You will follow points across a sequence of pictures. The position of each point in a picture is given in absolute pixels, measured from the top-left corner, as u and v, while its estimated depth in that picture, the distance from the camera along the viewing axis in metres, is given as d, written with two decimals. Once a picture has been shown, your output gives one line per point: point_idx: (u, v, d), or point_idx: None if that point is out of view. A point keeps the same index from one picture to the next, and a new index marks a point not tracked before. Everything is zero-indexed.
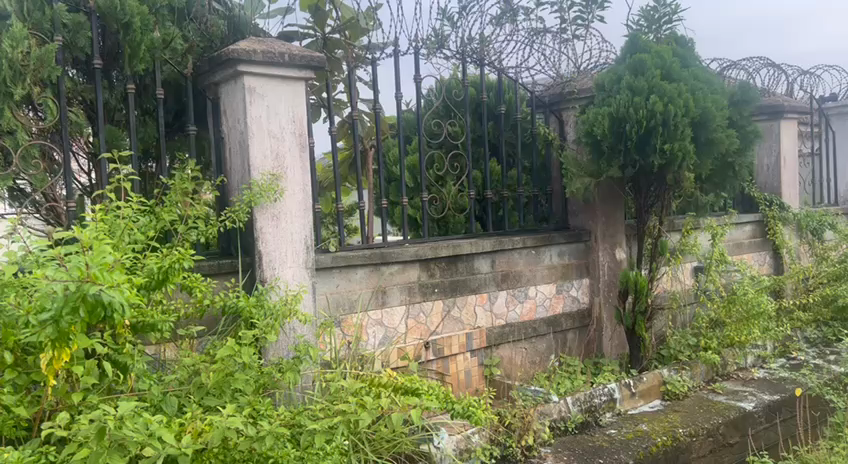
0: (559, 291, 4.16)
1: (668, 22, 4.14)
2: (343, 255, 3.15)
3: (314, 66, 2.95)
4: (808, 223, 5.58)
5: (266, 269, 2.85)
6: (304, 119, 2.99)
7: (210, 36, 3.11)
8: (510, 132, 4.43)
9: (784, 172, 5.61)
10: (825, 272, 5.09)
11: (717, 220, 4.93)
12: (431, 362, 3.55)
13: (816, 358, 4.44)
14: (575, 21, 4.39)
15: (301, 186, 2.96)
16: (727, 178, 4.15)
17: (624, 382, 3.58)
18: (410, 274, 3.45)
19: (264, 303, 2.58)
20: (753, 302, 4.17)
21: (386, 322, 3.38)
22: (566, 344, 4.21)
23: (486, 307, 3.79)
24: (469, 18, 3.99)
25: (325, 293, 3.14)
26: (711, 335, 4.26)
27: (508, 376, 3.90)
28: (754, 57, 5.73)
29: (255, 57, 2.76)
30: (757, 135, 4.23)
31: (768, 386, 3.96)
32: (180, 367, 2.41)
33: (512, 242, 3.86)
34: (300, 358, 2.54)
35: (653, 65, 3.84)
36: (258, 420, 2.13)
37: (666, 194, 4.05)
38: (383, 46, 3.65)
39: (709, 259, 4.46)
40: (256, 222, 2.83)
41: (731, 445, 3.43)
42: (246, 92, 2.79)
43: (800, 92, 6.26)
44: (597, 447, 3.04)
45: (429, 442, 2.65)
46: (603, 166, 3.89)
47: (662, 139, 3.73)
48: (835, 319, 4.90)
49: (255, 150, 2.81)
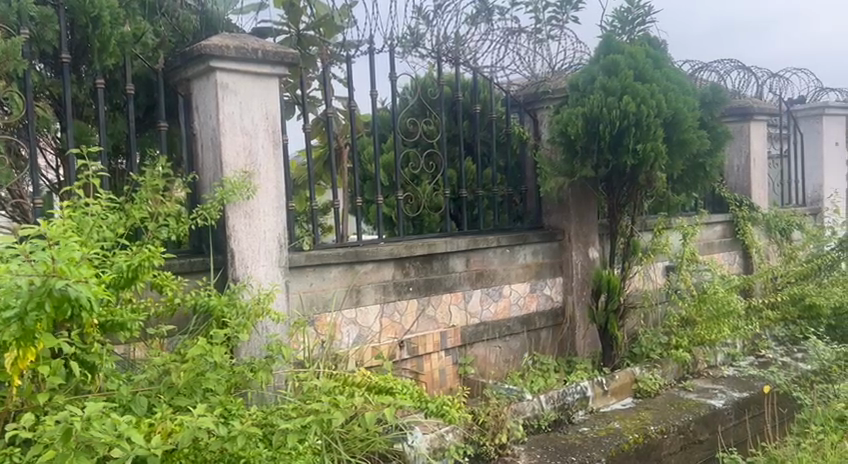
0: (533, 290, 4.18)
1: (641, 23, 4.19)
2: (317, 254, 3.13)
3: (287, 63, 2.92)
4: (776, 224, 5.67)
5: (239, 267, 2.82)
6: (278, 117, 2.96)
7: (182, 32, 3.09)
8: (484, 132, 4.44)
9: (753, 172, 5.70)
10: (793, 272, 5.18)
11: (688, 219, 4.99)
12: (405, 361, 3.54)
13: (783, 356, 4.53)
14: (549, 21, 4.42)
15: (274, 183, 2.94)
16: (699, 179, 4.20)
17: (596, 380, 3.61)
18: (385, 272, 3.44)
19: (235, 302, 2.56)
20: (723, 301, 4.26)
21: (360, 321, 3.36)
22: (540, 343, 4.23)
23: (461, 306, 3.79)
24: (445, 17, 3.99)
25: (298, 292, 3.11)
26: (681, 334, 4.31)
27: (482, 375, 3.91)
28: (725, 59, 5.81)
29: (228, 53, 2.73)
30: (728, 136, 4.29)
31: (737, 383, 4.01)
32: (150, 366, 2.38)
33: (486, 241, 3.86)
34: (273, 357, 2.52)
35: (626, 66, 3.88)
36: (229, 420, 2.11)
37: (638, 195, 4.09)
38: (358, 44, 3.63)
39: (680, 259, 4.52)
40: (228, 221, 2.80)
41: (700, 442, 3.48)
42: (219, 88, 2.75)
43: (769, 95, 6.36)
44: (570, 445, 3.06)
45: (402, 441, 2.63)
46: (577, 166, 3.91)
47: (634, 139, 3.77)
48: (802, 317, 4.92)
49: (227, 147, 2.78)
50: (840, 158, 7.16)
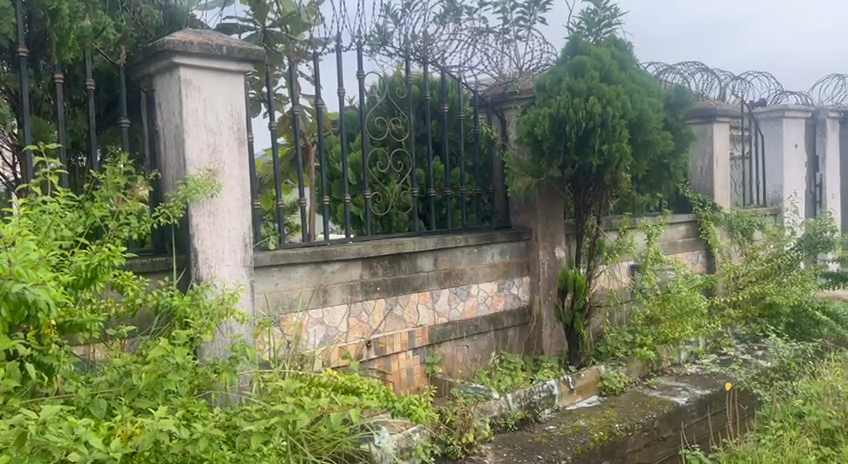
0: (500, 289, 4.19)
1: (608, 26, 4.22)
2: (283, 253, 3.10)
3: (253, 60, 2.88)
4: (739, 224, 5.75)
5: (203, 267, 2.78)
6: (243, 114, 2.92)
7: (144, 27, 3.04)
8: (453, 132, 4.44)
9: (716, 173, 5.81)
10: (754, 271, 5.28)
11: (652, 219, 5.06)
12: (372, 361, 3.53)
13: (745, 353, 4.61)
14: (517, 22, 4.44)
15: (239, 181, 2.90)
16: (663, 179, 4.26)
17: (562, 379, 3.64)
18: (352, 272, 3.42)
19: (199, 303, 2.52)
20: (686, 300, 4.37)
21: (327, 321, 3.34)
22: (507, 342, 4.25)
23: (428, 305, 3.78)
24: (413, 16, 4.00)
25: (263, 292, 3.08)
26: (646, 332, 4.36)
27: (450, 374, 3.92)
28: (689, 62, 5.94)
29: (191, 49, 2.68)
30: (691, 137, 4.36)
31: (701, 382, 4.03)
32: (110, 368, 2.34)
33: (454, 241, 3.87)
34: (237, 358, 2.49)
35: (592, 67, 3.92)
36: (192, 422, 2.09)
37: (603, 194, 4.14)
38: (325, 42, 3.60)
39: (645, 258, 4.57)
40: (191, 220, 2.76)
41: (664, 439, 3.53)
42: (183, 85, 2.71)
43: (731, 97, 6.49)
44: (536, 443, 3.07)
45: (369, 442, 2.61)
46: (544, 166, 3.93)
47: (600, 140, 3.81)
48: (763, 316, 5.08)
49: (190, 144, 2.73)
50: (799, 160, 7.38)
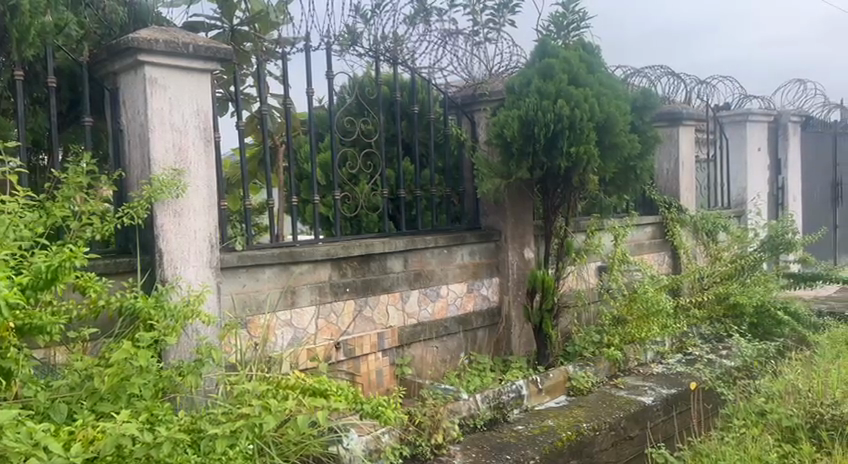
0: (470, 289, 4.20)
1: (576, 29, 4.27)
2: (250, 254, 3.07)
3: (220, 58, 2.85)
4: (704, 225, 5.85)
5: (168, 268, 2.74)
6: (210, 113, 2.88)
7: (109, 23, 2.99)
8: (422, 132, 4.45)
9: (682, 175, 5.91)
10: (719, 272, 5.36)
11: (620, 220, 5.11)
12: (342, 363, 3.50)
13: (709, 352, 4.60)
14: (487, 24, 4.46)
15: (205, 181, 2.86)
16: (629, 181, 4.31)
17: (531, 379, 3.67)
18: (321, 273, 3.40)
19: (163, 304, 2.48)
20: (653, 300, 4.45)
21: (295, 322, 3.31)
22: (477, 342, 4.26)
23: (398, 306, 3.78)
24: (383, 16, 4.01)
25: (230, 293, 3.04)
26: (613, 332, 4.40)
27: (419, 375, 3.91)
28: (655, 65, 6.07)
29: (157, 46, 2.64)
30: (657, 139, 4.42)
31: (666, 380, 4.06)
32: (71, 371, 2.30)
33: (424, 242, 3.87)
34: (203, 360, 2.47)
35: (560, 70, 3.96)
36: (155, 426, 2.07)
37: (572, 196, 4.17)
38: (294, 41, 3.57)
39: (612, 259, 4.62)
40: (157, 220, 2.72)
41: (631, 438, 3.57)
42: (148, 83, 2.67)
43: (697, 101, 6.61)
44: (505, 443, 3.09)
45: (338, 444, 2.59)
46: (513, 168, 3.95)
47: (568, 142, 3.85)
48: (727, 315, 5.16)
49: (155, 143, 2.69)
50: (762, 163, 7.55)
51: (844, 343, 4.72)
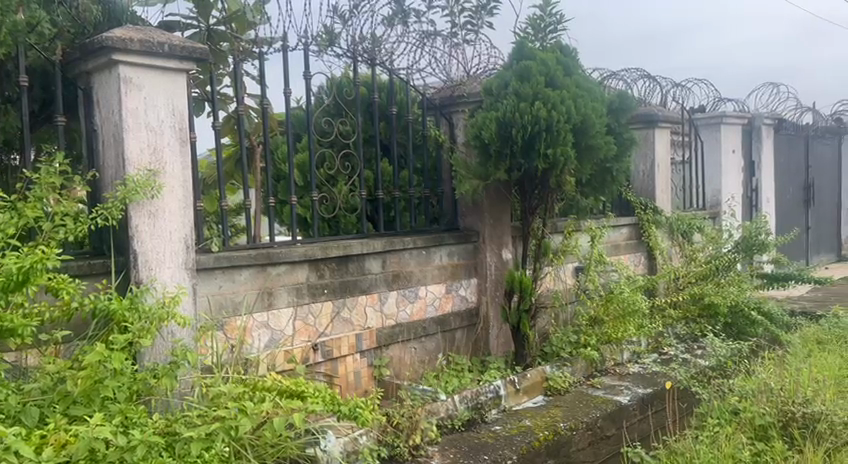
0: (449, 290, 4.21)
1: (554, 31, 4.32)
2: (227, 255, 3.05)
3: (196, 58, 2.83)
4: (679, 227, 5.93)
5: (143, 269, 2.72)
6: (186, 113, 2.86)
7: (82, 22, 2.96)
8: (401, 134, 4.45)
9: (657, 177, 5.98)
10: (694, 273, 5.43)
11: (597, 222, 5.15)
12: (319, 364, 3.48)
13: (684, 352, 4.67)
14: (465, 26, 4.48)
15: (181, 182, 2.84)
16: (606, 182, 4.36)
17: (509, 379, 3.68)
18: (299, 274, 3.39)
19: (138, 306, 2.46)
20: (629, 300, 4.45)
21: (272, 324, 3.29)
22: (455, 343, 4.27)
23: (376, 308, 3.77)
24: (360, 17, 4.01)
25: (206, 295, 3.02)
26: (590, 333, 4.44)
27: (398, 376, 3.91)
28: (631, 68, 6.17)
29: (132, 45, 2.61)
30: (633, 141, 4.47)
31: (642, 380, 4.13)
32: (43, 374, 2.28)
33: (402, 242, 3.87)
34: (178, 363, 2.45)
35: (538, 72, 3.99)
36: (129, 430, 2.06)
37: (549, 197, 4.20)
38: (271, 41, 3.56)
39: (589, 260, 4.66)
40: (131, 221, 2.69)
41: (607, 437, 3.60)
42: (122, 82, 2.64)
43: (672, 103, 6.70)
44: (482, 444, 3.09)
45: (315, 446, 2.58)
46: (491, 169, 3.97)
47: (545, 144, 3.88)
48: (702, 316, 5.23)
49: (130, 143, 2.66)
50: (737, 165, 7.66)
51: (815, 342, 4.79)
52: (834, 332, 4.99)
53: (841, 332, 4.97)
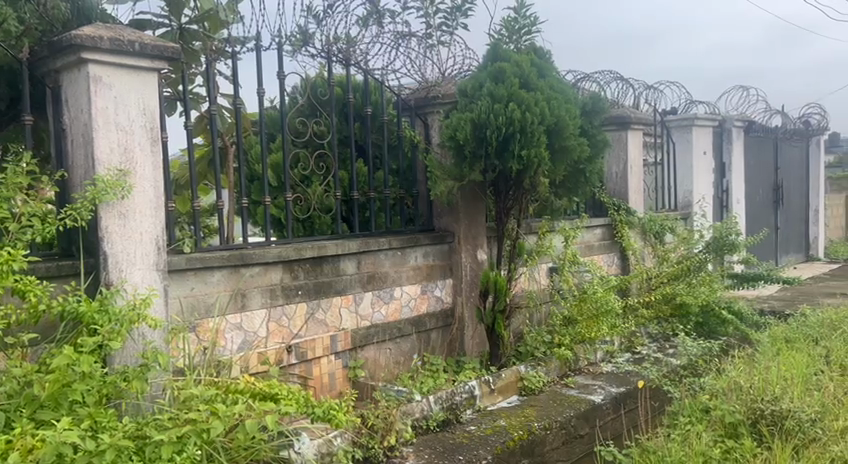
0: (424, 291, 4.21)
1: (528, 33, 4.31)
2: (198, 256, 3.02)
3: (167, 57, 2.79)
4: (652, 227, 5.99)
5: (112, 271, 2.67)
6: (156, 113, 2.83)
7: (50, 19, 2.91)
8: (376, 134, 4.44)
9: (630, 179, 6.04)
10: (666, 272, 5.48)
11: (570, 222, 5.19)
12: (294, 366, 3.46)
13: (656, 352, 4.72)
14: (439, 28, 4.48)
15: (152, 183, 2.80)
16: (579, 184, 4.40)
17: (484, 379, 3.70)
18: (272, 276, 3.36)
19: (107, 309, 2.43)
20: (602, 300, 4.44)
21: (245, 326, 3.27)
22: (430, 343, 4.27)
23: (351, 309, 3.76)
24: (335, 17, 3.99)
25: (177, 297, 2.98)
26: (564, 332, 4.46)
27: (372, 377, 3.90)
28: (604, 70, 6.22)
29: (101, 44, 2.58)
30: (606, 143, 4.51)
31: (614, 379, 4.16)
32: (9, 379, 2.24)
33: (377, 243, 3.86)
34: (148, 366, 2.43)
35: (512, 74, 4.01)
36: (97, 434, 2.07)
37: (523, 198, 4.23)
38: (244, 41, 3.54)
39: (563, 261, 4.70)
40: (100, 222, 2.65)
41: (581, 436, 3.63)
42: (91, 81, 2.60)
43: (645, 106, 6.78)
44: (457, 444, 3.09)
45: (289, 448, 2.53)
46: (466, 170, 3.99)
47: (519, 145, 3.90)
48: (674, 315, 5.30)
49: (99, 143, 2.62)
50: (707, 167, 7.78)
51: (784, 341, 4.86)
52: (802, 330, 5.07)
53: (808, 330, 5.06)
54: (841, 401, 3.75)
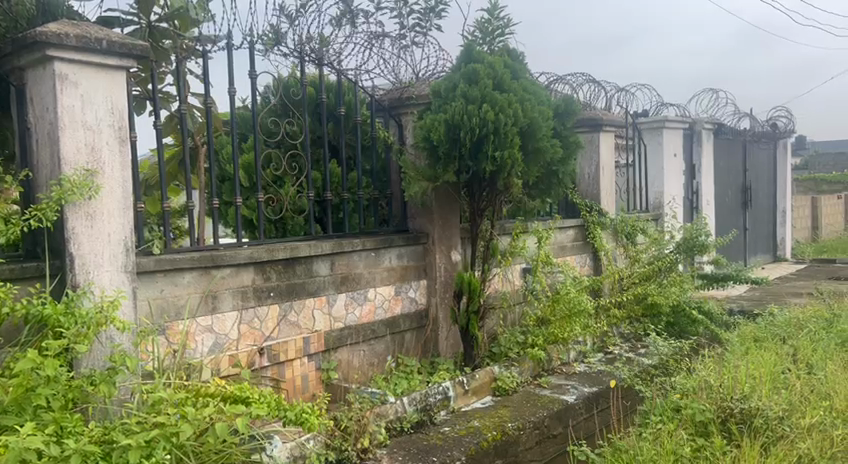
0: (398, 292, 4.20)
1: (501, 35, 4.33)
2: (168, 258, 2.98)
3: (136, 55, 2.75)
4: (623, 228, 5.98)
5: (79, 273, 2.62)
6: (125, 112, 2.78)
7: (15, 16, 2.85)
8: (349, 135, 4.42)
9: (602, 180, 6.09)
10: (637, 273, 5.54)
11: (543, 223, 5.21)
12: (265, 369, 3.43)
13: (627, 352, 4.80)
14: (413, 28, 4.48)
15: (121, 183, 2.75)
16: (552, 185, 4.42)
17: (457, 380, 3.70)
18: (244, 277, 3.33)
19: (73, 311, 2.39)
20: (576, 300, 4.48)
21: (216, 328, 3.22)
22: (404, 345, 4.26)
23: (324, 310, 3.73)
24: (307, 16, 3.96)
25: (147, 299, 2.93)
26: (537, 333, 4.48)
27: (346, 380, 3.88)
28: (577, 72, 6.28)
29: (67, 41, 2.53)
30: (578, 145, 4.54)
31: (587, 379, 4.20)
32: None
33: (351, 245, 3.83)
34: (116, 369, 2.40)
35: (485, 76, 4.01)
36: (63, 439, 2.07)
37: (497, 200, 4.24)
38: (215, 40, 3.50)
39: (536, 261, 4.72)
40: (67, 222, 2.59)
41: (554, 436, 3.65)
42: (57, 79, 2.55)
43: (617, 108, 6.85)
44: (431, 445, 3.08)
45: (261, 451, 2.49)
46: (440, 171, 3.98)
47: (493, 146, 3.91)
48: (645, 315, 5.36)
49: (66, 142, 2.57)
50: (678, 168, 7.89)
51: (753, 340, 4.94)
52: (770, 330, 5.15)
53: (776, 330, 5.13)
54: (807, 398, 3.82)
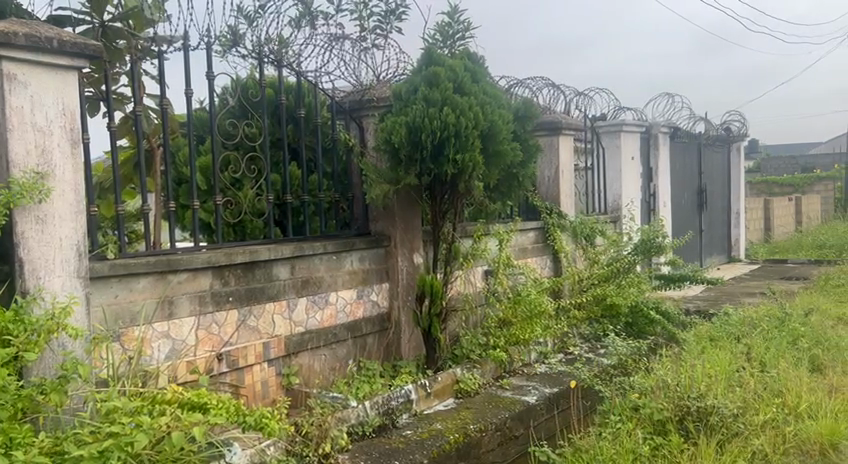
0: (359, 296, 4.17)
1: (461, 39, 4.36)
2: (123, 262, 2.91)
3: (88, 55, 2.68)
4: (582, 230, 6.09)
5: (29, 278, 2.53)
6: (77, 113, 2.71)
7: None
8: (310, 137, 4.39)
9: (561, 182, 6.16)
10: (596, 274, 5.61)
11: (504, 225, 5.24)
12: (224, 375, 3.38)
13: (587, 352, 4.88)
14: (373, 31, 4.46)
15: (73, 185, 2.68)
16: (513, 187, 4.45)
17: (420, 383, 3.69)
18: (202, 282, 3.27)
19: (22, 318, 2.32)
20: (535, 302, 4.52)
21: (173, 334, 3.16)
22: (366, 348, 4.23)
23: (284, 315, 3.69)
24: (266, 17, 3.93)
25: (100, 305, 2.86)
26: (499, 334, 4.51)
27: (307, 384, 3.84)
28: (537, 77, 6.36)
29: (15, 40, 2.44)
30: (538, 148, 4.60)
31: (548, 380, 4.25)
32: None
33: (312, 248, 3.80)
34: (67, 377, 2.34)
35: (446, 79, 4.03)
36: (11, 452, 2.01)
37: (458, 202, 4.26)
38: (171, 40, 3.43)
39: (497, 263, 4.74)
40: (16, 227, 2.50)
41: (516, 437, 3.67)
42: (5, 79, 2.47)
43: (576, 111, 6.95)
44: (393, 449, 3.07)
45: (220, 459, 2.46)
46: (401, 174, 3.97)
47: (454, 149, 3.92)
48: (604, 316, 5.43)
49: (14, 143, 2.49)
50: (635, 171, 8.04)
51: (708, 339, 5.05)
52: (725, 329, 5.26)
53: (730, 329, 5.26)
54: (760, 396, 3.91)
